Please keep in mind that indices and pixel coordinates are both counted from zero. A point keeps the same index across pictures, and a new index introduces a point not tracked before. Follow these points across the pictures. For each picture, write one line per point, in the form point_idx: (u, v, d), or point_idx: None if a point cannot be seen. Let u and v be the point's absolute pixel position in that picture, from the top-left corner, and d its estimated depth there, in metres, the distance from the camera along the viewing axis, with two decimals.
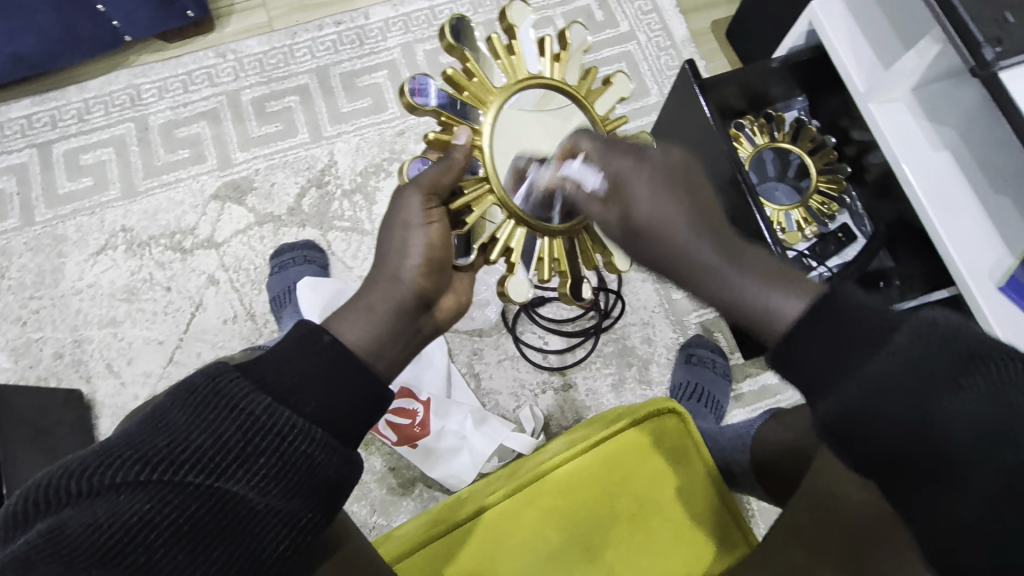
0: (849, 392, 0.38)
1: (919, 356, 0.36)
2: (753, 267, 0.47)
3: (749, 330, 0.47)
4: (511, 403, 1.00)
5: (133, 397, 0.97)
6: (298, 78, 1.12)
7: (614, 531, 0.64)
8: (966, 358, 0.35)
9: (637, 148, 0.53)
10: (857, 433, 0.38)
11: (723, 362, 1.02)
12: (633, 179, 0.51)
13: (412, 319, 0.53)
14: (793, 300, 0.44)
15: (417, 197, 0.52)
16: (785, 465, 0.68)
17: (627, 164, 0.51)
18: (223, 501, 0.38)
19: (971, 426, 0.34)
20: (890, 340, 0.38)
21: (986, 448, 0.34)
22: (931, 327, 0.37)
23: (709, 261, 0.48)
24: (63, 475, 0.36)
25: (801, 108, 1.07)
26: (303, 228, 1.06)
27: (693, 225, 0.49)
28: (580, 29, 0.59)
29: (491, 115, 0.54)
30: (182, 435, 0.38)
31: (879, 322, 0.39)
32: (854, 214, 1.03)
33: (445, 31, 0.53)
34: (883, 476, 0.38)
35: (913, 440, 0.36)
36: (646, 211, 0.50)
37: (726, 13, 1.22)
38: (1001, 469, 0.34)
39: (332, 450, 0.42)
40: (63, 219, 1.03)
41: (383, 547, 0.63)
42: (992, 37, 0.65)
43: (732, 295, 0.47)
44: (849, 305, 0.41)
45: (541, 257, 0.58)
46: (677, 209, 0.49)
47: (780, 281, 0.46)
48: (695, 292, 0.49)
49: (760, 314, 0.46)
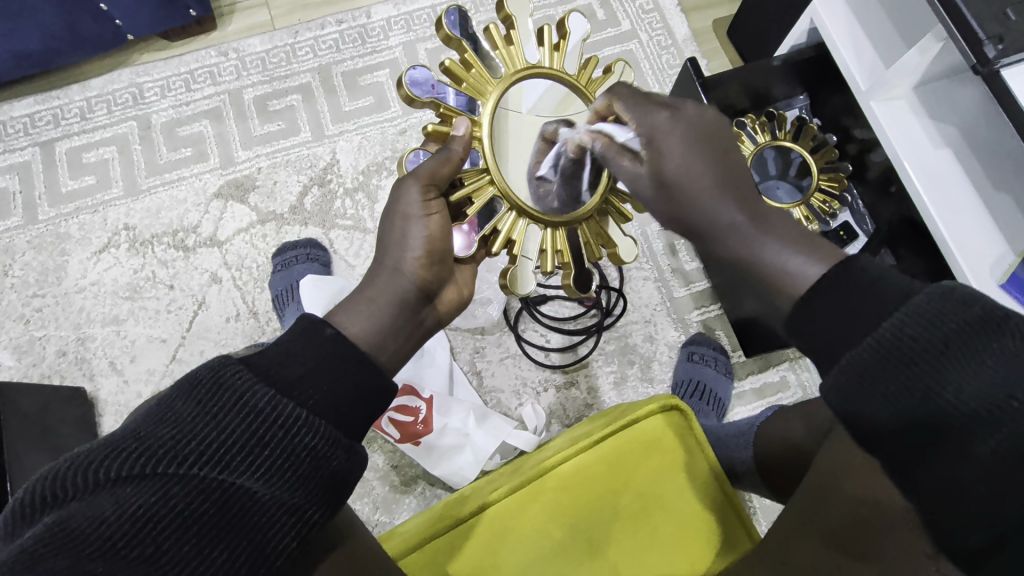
0: (862, 352, 0.38)
1: (934, 317, 0.37)
2: (775, 224, 0.49)
3: (766, 292, 0.48)
4: (514, 401, 1.01)
5: (137, 394, 0.98)
6: (300, 77, 1.12)
7: (616, 528, 0.64)
8: (980, 321, 0.36)
9: (671, 103, 0.53)
10: (868, 393, 0.38)
11: (725, 360, 1.03)
12: (666, 135, 0.51)
13: (414, 312, 0.53)
14: (815, 263, 0.45)
15: (416, 187, 0.52)
16: (788, 461, 0.69)
17: (664, 117, 0.52)
18: (228, 494, 0.38)
19: (979, 389, 0.35)
20: (906, 304, 0.39)
21: (993, 414, 0.34)
22: (946, 294, 0.38)
23: (733, 219, 0.49)
24: (70, 468, 0.37)
25: (801, 106, 1.07)
26: (305, 226, 1.06)
27: (719, 185, 0.49)
28: (578, 18, 0.59)
29: (490, 105, 0.54)
30: (187, 427, 0.39)
31: (898, 288, 0.40)
32: (855, 212, 1.04)
33: (440, 23, 0.54)
34: (889, 445, 0.38)
35: (920, 401, 0.36)
36: (675, 167, 0.50)
37: (727, 11, 1.23)
38: (1003, 436, 0.34)
39: (336, 443, 0.42)
40: (66, 217, 1.04)
41: (388, 543, 0.64)
42: (993, 34, 0.65)
43: (754, 252, 0.48)
44: (869, 275, 0.41)
45: (543, 248, 0.58)
46: (705, 169, 0.49)
47: (803, 245, 0.47)
48: (717, 248, 0.50)
49: (778, 272, 0.46)
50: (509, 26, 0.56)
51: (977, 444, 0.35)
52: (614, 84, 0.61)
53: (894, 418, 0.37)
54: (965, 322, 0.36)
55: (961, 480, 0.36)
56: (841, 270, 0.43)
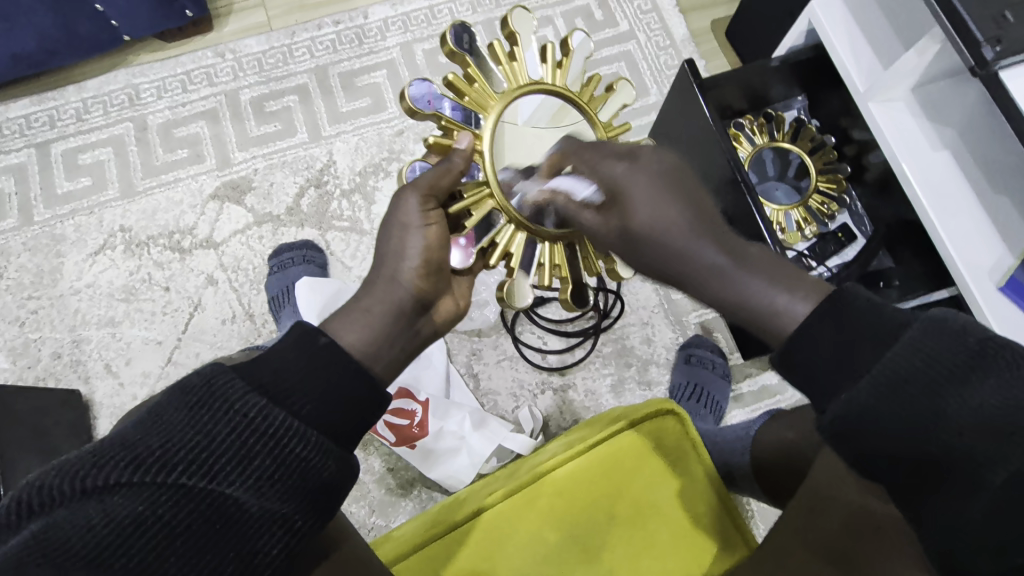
0: (859, 392, 0.37)
1: (932, 352, 0.36)
2: (755, 260, 0.47)
3: (752, 329, 0.47)
4: (511, 403, 1.00)
5: (132, 397, 0.97)
6: (297, 78, 1.11)
7: (612, 533, 0.63)
8: (977, 353, 0.35)
9: (627, 152, 0.52)
10: (865, 432, 0.37)
11: (723, 362, 1.02)
12: (631, 185, 0.50)
13: (410, 322, 0.53)
14: (801, 300, 0.44)
15: (414, 198, 0.52)
16: (785, 467, 0.68)
17: (623, 167, 0.51)
18: (216, 503, 0.38)
19: (980, 424, 0.34)
20: (902, 337, 0.37)
21: (993, 449, 0.34)
22: (942, 325, 0.37)
23: (711, 262, 0.47)
24: (56, 474, 0.36)
25: (800, 107, 1.07)
26: (302, 228, 1.06)
27: (693, 229, 0.48)
28: (582, 36, 0.60)
29: (491, 119, 0.55)
30: (177, 435, 0.38)
31: (893, 322, 0.39)
32: (854, 214, 1.03)
33: (446, 38, 0.54)
34: (897, 481, 0.37)
35: (921, 442, 0.36)
36: (645, 218, 0.49)
37: (726, 12, 1.22)
38: (1011, 472, 0.33)
39: (327, 453, 0.42)
40: (62, 219, 1.03)
41: (381, 548, 0.63)
42: (991, 36, 0.65)
43: (736, 295, 0.47)
44: (862, 303, 0.40)
45: (542, 262, 0.58)
46: (674, 216, 0.49)
47: (785, 281, 0.45)
48: (694, 293, 0.49)
49: (763, 311, 0.45)
50: (513, 42, 0.57)
51: (984, 478, 0.34)
52: (616, 102, 0.62)
53: (894, 450, 0.36)
54: (960, 357, 0.35)
55: (966, 511, 0.35)
56: (831, 297, 0.42)
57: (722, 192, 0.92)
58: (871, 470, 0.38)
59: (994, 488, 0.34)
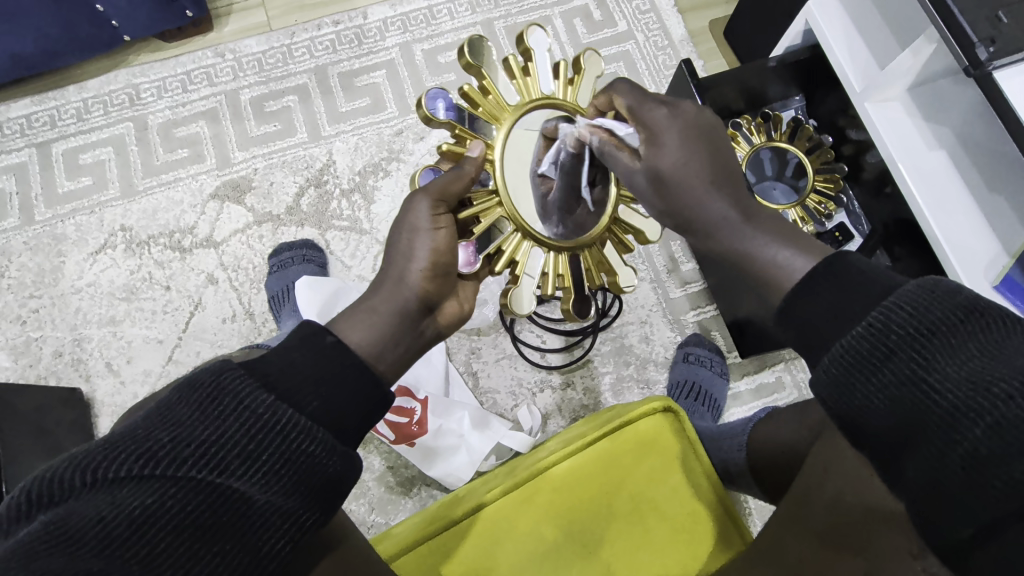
0: (850, 341, 0.39)
1: (918, 305, 0.37)
2: (768, 221, 0.50)
3: (755, 284, 0.49)
4: (510, 402, 1.01)
5: (133, 395, 0.98)
6: (296, 78, 1.12)
7: (610, 529, 0.64)
8: (963, 310, 0.36)
9: (668, 102, 0.54)
10: (857, 381, 0.38)
11: (721, 361, 1.03)
12: (664, 130, 0.52)
13: (414, 323, 0.53)
14: (802, 257, 0.47)
15: (425, 202, 0.52)
16: (781, 463, 0.69)
17: (663, 112, 0.53)
18: (224, 496, 0.38)
19: (964, 376, 0.34)
20: (895, 293, 0.39)
21: (973, 400, 0.34)
22: (931, 283, 0.38)
23: (725, 215, 0.50)
24: (68, 467, 0.37)
25: (797, 108, 1.08)
26: (302, 227, 1.06)
27: (714, 183, 0.50)
28: (594, 55, 0.60)
29: (503, 131, 0.55)
30: (186, 430, 0.39)
31: (886, 282, 0.41)
32: (851, 213, 1.05)
33: (465, 49, 0.54)
34: (885, 440, 0.38)
35: (910, 390, 0.36)
36: (672, 163, 0.51)
37: (724, 12, 1.23)
38: (987, 427, 0.33)
39: (332, 450, 0.42)
40: (63, 219, 1.04)
41: (381, 544, 0.63)
42: (985, 37, 0.65)
43: (743, 248, 0.49)
44: (859, 266, 0.42)
45: (546, 271, 0.58)
46: (699, 165, 0.50)
47: (791, 240, 0.48)
48: (708, 240, 0.51)
49: (767, 265, 0.48)
50: (527, 58, 0.57)
51: (959, 430, 0.34)
52: None
53: (886, 400, 0.37)
54: (947, 311, 0.36)
55: (941, 469, 0.35)
56: (833, 260, 0.44)
57: None
58: (863, 434, 0.39)
59: (965, 443, 0.34)
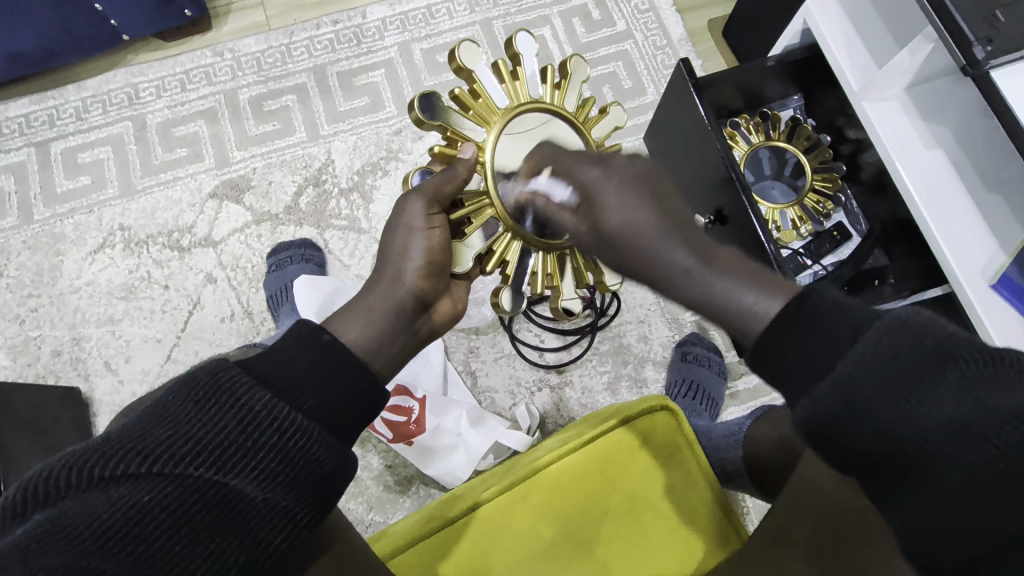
0: (821, 393, 0.39)
1: (889, 352, 0.37)
2: (724, 264, 0.48)
3: (727, 328, 0.48)
4: (508, 401, 1.01)
5: (132, 394, 0.98)
6: (295, 77, 1.12)
7: (606, 529, 0.64)
8: (936, 354, 0.36)
9: (601, 157, 0.52)
10: (835, 428, 0.38)
11: (719, 360, 1.03)
12: (602, 190, 0.51)
13: (410, 321, 0.54)
14: (768, 298, 0.45)
15: (419, 203, 0.53)
16: (776, 461, 0.69)
17: (596, 173, 0.51)
18: (221, 493, 0.38)
19: (941, 420, 0.34)
20: (862, 342, 0.39)
21: (952, 444, 0.34)
22: (903, 324, 0.38)
23: (680, 265, 0.48)
24: (65, 465, 0.36)
25: (795, 107, 1.08)
26: (301, 226, 1.07)
27: (663, 235, 0.49)
28: (581, 60, 0.60)
29: (493, 134, 0.55)
30: (184, 428, 0.39)
31: (852, 325, 0.40)
32: (849, 212, 1.04)
33: (455, 53, 0.54)
34: (871, 476, 0.38)
35: (890, 437, 0.36)
36: (618, 220, 0.50)
37: (723, 12, 1.23)
38: (964, 470, 0.34)
39: (330, 448, 0.43)
40: (61, 218, 1.04)
41: (377, 543, 0.63)
42: (982, 36, 0.65)
43: (706, 294, 0.47)
44: (826, 303, 0.42)
45: (535, 272, 0.58)
46: (646, 220, 0.49)
47: (758, 281, 0.46)
48: (666, 293, 0.50)
49: (733, 309, 0.46)
50: (516, 62, 0.57)
51: (943, 472, 0.34)
52: (610, 124, 0.62)
53: (874, 443, 0.36)
54: (917, 356, 0.36)
55: (925, 507, 0.35)
56: (796, 304, 0.43)
57: (717, 189, 0.93)
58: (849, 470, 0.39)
59: (953, 481, 0.34)
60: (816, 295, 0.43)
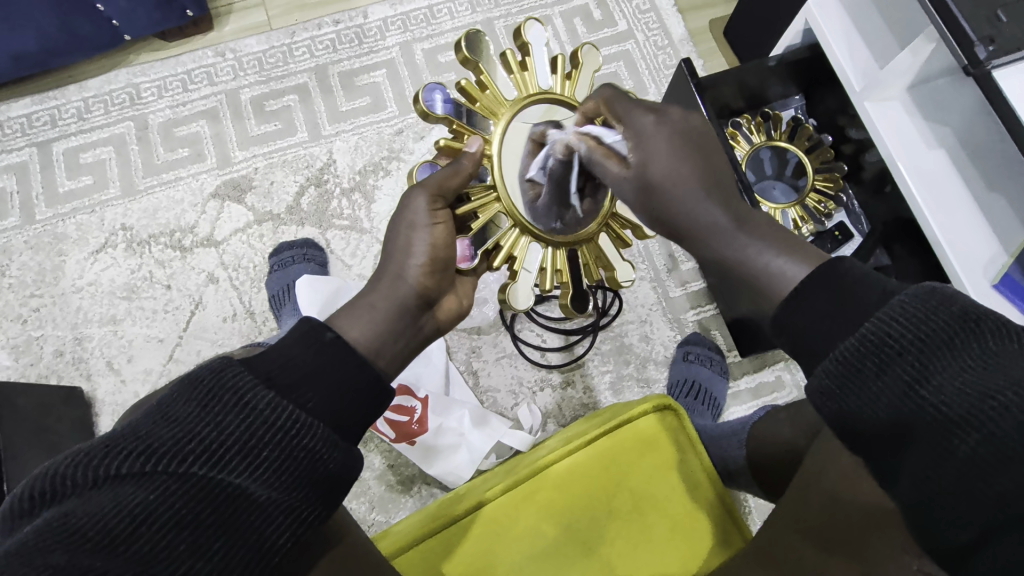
0: (844, 350, 0.39)
1: (918, 315, 0.37)
2: (757, 225, 0.50)
3: (749, 291, 0.49)
4: (510, 400, 1.01)
5: (134, 394, 0.98)
6: (296, 78, 1.12)
7: (610, 528, 0.64)
8: (962, 321, 0.36)
9: (657, 108, 0.54)
10: (851, 390, 0.39)
11: (721, 359, 1.03)
12: (653, 136, 0.52)
13: (413, 318, 0.53)
14: (796, 263, 0.47)
15: (422, 198, 0.52)
16: (779, 458, 0.69)
17: (650, 121, 0.52)
18: (226, 492, 0.38)
19: (962, 386, 0.35)
20: (888, 304, 0.39)
21: (969, 414, 0.34)
22: (929, 292, 0.38)
23: (715, 221, 0.50)
24: (69, 465, 0.37)
25: (797, 107, 1.08)
26: (302, 227, 1.07)
27: (705, 189, 0.50)
28: (592, 49, 0.60)
29: (501, 125, 0.55)
30: (188, 427, 0.39)
31: (880, 289, 0.41)
32: (850, 212, 1.04)
33: (460, 44, 0.54)
34: (881, 449, 0.38)
35: (908, 400, 0.37)
36: (663, 170, 0.51)
37: (724, 12, 1.23)
38: (978, 439, 0.34)
39: (334, 446, 0.43)
40: (63, 218, 1.04)
41: (381, 541, 0.63)
42: (985, 35, 0.65)
43: (736, 255, 0.49)
44: (855, 274, 0.42)
45: (543, 266, 0.58)
46: (691, 171, 0.50)
47: (786, 246, 0.48)
48: (698, 249, 0.52)
49: (760, 271, 0.48)
50: (524, 53, 0.57)
51: (956, 444, 0.35)
52: None
53: (889, 408, 0.37)
54: (945, 322, 0.37)
55: (934, 479, 0.36)
56: (827, 267, 0.43)
57: None
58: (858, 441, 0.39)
59: (966, 449, 0.34)
60: (846, 264, 0.43)
